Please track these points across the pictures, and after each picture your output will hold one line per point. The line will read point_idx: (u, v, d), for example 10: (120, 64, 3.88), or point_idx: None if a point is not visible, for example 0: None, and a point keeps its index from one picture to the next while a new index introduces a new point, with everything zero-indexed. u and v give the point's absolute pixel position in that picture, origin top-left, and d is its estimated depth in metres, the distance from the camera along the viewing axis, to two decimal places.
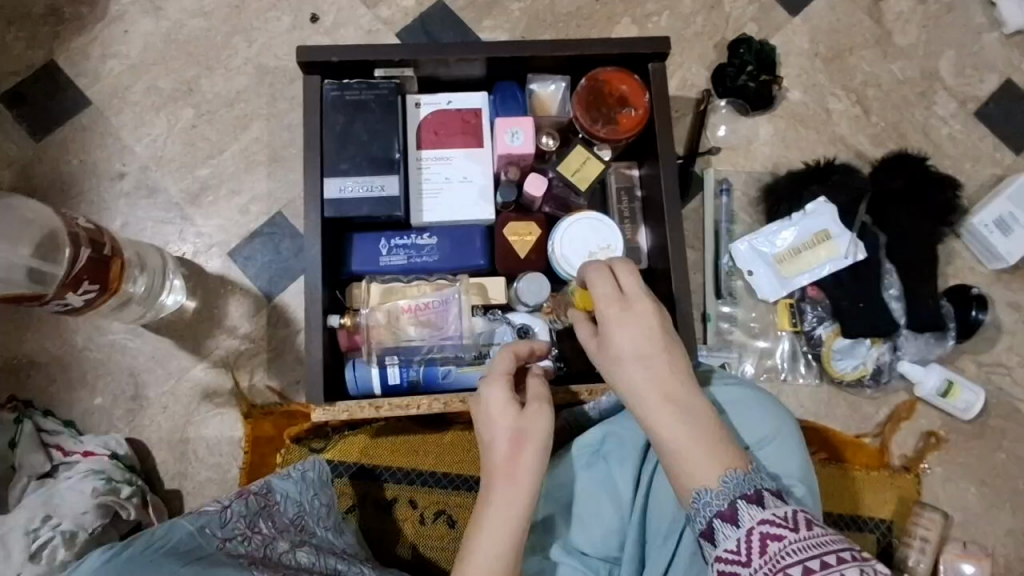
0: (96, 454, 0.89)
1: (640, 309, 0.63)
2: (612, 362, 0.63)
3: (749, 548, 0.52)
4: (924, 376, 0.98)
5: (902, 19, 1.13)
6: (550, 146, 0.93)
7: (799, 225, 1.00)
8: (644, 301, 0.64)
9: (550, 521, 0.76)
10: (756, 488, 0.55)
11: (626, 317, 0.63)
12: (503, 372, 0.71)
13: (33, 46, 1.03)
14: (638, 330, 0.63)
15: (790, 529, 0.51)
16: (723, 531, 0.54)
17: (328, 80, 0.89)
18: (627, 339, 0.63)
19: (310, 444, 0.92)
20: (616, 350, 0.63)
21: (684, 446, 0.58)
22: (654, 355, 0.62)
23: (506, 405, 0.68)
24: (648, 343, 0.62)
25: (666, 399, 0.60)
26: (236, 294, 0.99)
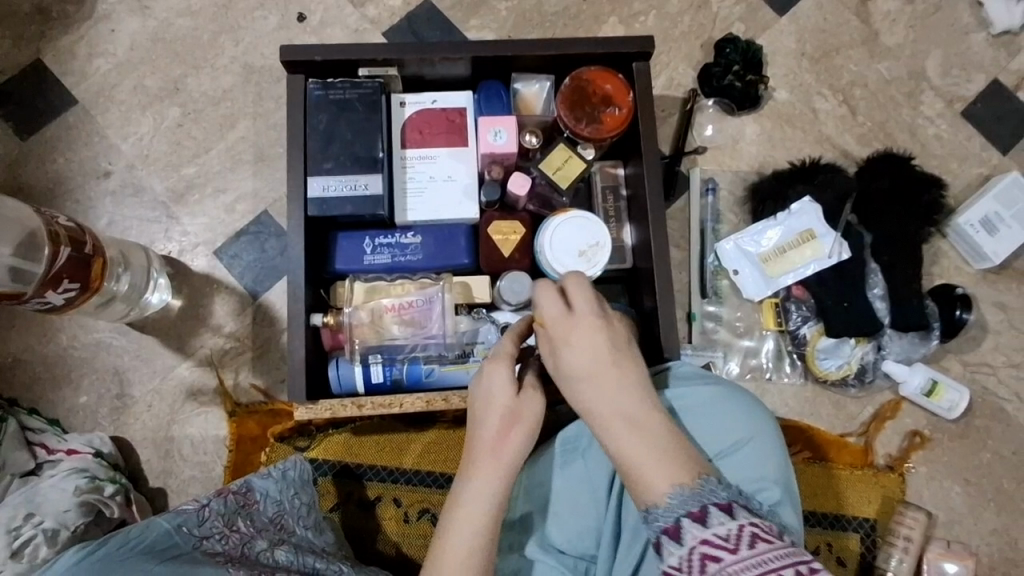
0: (80, 452, 0.89)
1: (586, 323, 0.65)
2: (567, 379, 0.65)
3: (688, 567, 0.51)
4: (908, 376, 0.98)
5: (889, 19, 1.13)
6: (533, 144, 0.92)
7: (784, 225, 0.99)
8: (589, 315, 0.66)
9: (528, 519, 0.77)
10: (702, 503, 0.53)
11: (573, 331, 0.65)
12: (506, 354, 0.71)
13: (19, 45, 1.03)
14: (587, 344, 0.64)
15: (728, 551, 0.50)
16: (667, 546, 0.53)
17: (312, 80, 0.89)
18: (579, 354, 0.64)
19: (294, 443, 0.93)
20: (569, 366, 0.64)
21: (638, 460, 0.58)
22: (605, 368, 0.63)
23: (505, 386, 0.69)
24: (597, 357, 0.64)
25: (616, 411, 0.61)
26: (221, 293, 0.99)
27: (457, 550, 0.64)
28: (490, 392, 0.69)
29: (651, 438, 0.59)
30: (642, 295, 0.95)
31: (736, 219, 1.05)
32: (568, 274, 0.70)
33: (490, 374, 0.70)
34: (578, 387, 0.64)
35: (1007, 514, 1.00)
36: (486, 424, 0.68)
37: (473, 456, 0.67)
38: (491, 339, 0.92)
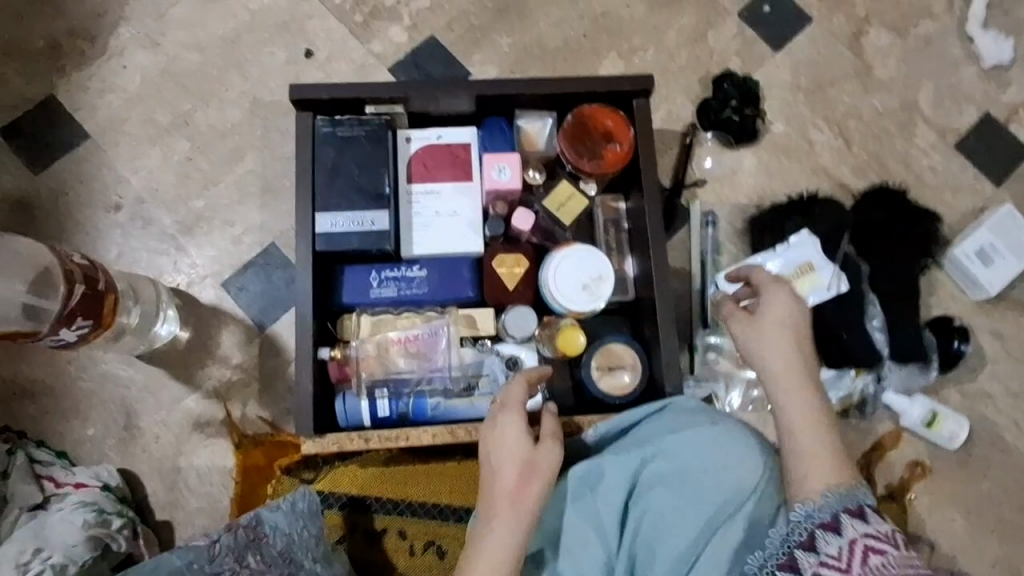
0: (87, 485, 0.89)
1: (769, 328, 0.79)
2: (774, 348, 0.79)
3: (849, 557, 0.66)
4: (909, 407, 1.00)
5: (883, 52, 1.16)
6: (536, 180, 0.97)
7: (783, 258, 0.99)
8: (784, 321, 0.80)
9: (540, 555, 0.78)
10: (833, 513, 0.70)
11: (762, 332, 0.80)
12: (517, 402, 0.78)
13: (33, 80, 1.05)
14: (790, 320, 0.80)
15: (890, 546, 0.65)
16: (826, 538, 0.69)
17: (319, 117, 0.91)
18: (786, 325, 0.80)
19: (300, 475, 0.93)
20: (777, 337, 0.79)
21: (815, 456, 0.73)
22: (794, 344, 0.79)
23: (521, 436, 0.75)
24: (784, 354, 0.78)
25: (806, 418, 0.75)
26: (229, 324, 1.00)
27: None
28: (505, 440, 0.75)
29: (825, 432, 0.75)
30: (644, 327, 0.97)
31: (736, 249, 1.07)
32: (766, 282, 0.84)
33: (502, 424, 0.76)
34: (781, 358, 0.78)
35: (1008, 543, 1.01)
36: (503, 473, 0.73)
37: (495, 501, 0.72)
38: (496, 371, 0.93)
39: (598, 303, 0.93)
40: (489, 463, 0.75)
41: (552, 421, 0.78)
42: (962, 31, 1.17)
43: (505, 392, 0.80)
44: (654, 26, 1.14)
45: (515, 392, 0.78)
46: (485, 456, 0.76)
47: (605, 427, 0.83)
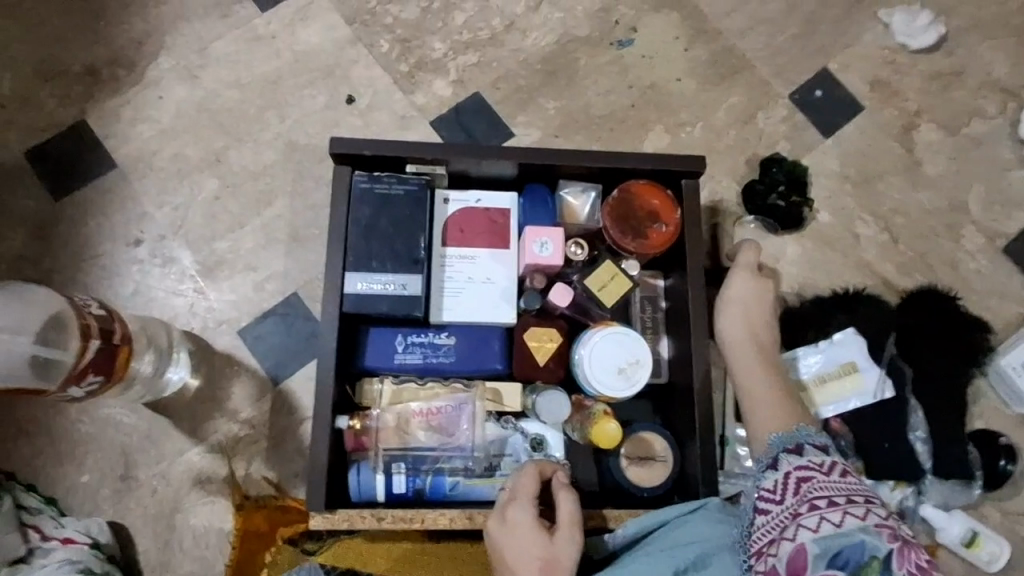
0: (75, 541, 0.83)
1: (732, 302, 0.92)
2: (737, 317, 0.91)
3: (784, 487, 0.70)
4: (947, 524, 0.95)
5: (932, 149, 1.14)
6: (579, 255, 0.90)
7: (825, 354, 0.96)
8: (745, 296, 0.92)
9: None
10: (777, 452, 0.75)
11: (727, 308, 0.92)
12: (526, 492, 0.74)
13: (66, 104, 1.02)
14: (752, 295, 0.92)
15: (820, 472, 0.69)
16: (767, 475, 0.73)
17: (359, 172, 0.88)
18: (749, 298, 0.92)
19: (303, 544, 0.88)
20: (741, 308, 0.91)
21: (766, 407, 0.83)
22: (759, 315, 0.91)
23: (535, 530, 0.71)
24: (738, 326, 0.91)
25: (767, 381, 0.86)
26: (242, 375, 0.95)
27: None
28: (519, 531, 0.71)
29: (779, 389, 0.85)
30: (677, 418, 0.92)
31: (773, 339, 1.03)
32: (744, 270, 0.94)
33: (513, 515, 0.72)
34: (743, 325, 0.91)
35: None
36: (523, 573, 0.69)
37: None
38: (518, 450, 0.89)
39: (633, 390, 0.87)
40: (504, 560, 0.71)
41: (569, 504, 0.73)
42: (1012, 135, 1.16)
43: (516, 482, 0.76)
44: (703, 103, 1.13)
45: (525, 482, 0.75)
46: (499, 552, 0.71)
47: (636, 527, 0.78)
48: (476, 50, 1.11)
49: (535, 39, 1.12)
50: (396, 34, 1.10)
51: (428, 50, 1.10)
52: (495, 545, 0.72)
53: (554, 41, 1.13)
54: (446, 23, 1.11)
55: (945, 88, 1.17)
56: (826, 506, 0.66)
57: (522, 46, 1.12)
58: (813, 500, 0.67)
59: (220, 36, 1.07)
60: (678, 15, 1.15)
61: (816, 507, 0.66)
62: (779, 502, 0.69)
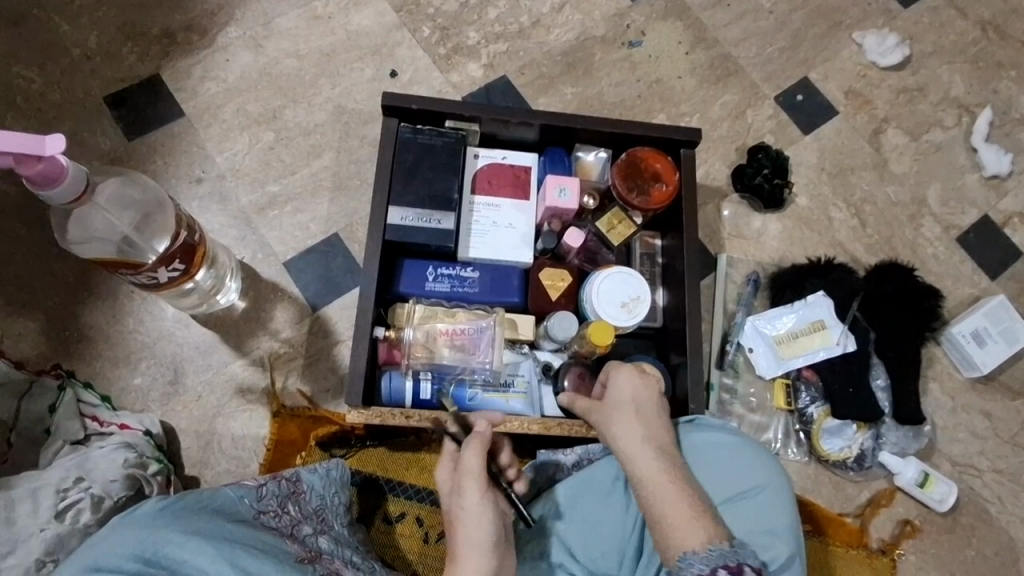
0: (131, 428, 0.95)
1: (615, 406, 0.83)
2: (616, 422, 0.81)
3: None
4: (902, 468, 1.09)
5: (898, 150, 1.31)
6: (590, 205, 1.05)
7: (799, 313, 1.12)
8: (620, 408, 0.82)
9: (544, 522, 0.86)
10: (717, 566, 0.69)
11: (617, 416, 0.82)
12: (474, 472, 0.73)
13: (144, 60, 1.16)
14: (636, 390, 0.83)
15: None
16: None
17: (404, 124, 1.01)
18: (636, 395, 0.83)
19: (332, 450, 0.98)
20: (618, 414, 0.82)
21: (627, 439, 0.80)
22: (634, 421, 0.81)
23: (479, 502, 0.72)
24: (629, 403, 0.83)
25: (637, 425, 0.81)
26: (285, 301, 1.07)
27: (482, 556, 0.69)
28: (481, 540, 0.70)
29: (637, 429, 0.80)
30: (670, 355, 1.04)
31: (757, 302, 1.16)
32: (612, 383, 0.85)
33: (461, 499, 0.73)
34: (624, 422, 0.81)
35: None
36: (473, 537, 0.70)
37: (461, 551, 0.70)
38: (530, 373, 1.01)
39: (632, 322, 0.99)
40: (503, 563, 0.71)
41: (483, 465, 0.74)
42: (967, 143, 1.33)
43: (464, 463, 0.74)
44: (701, 99, 1.29)
45: (443, 476, 0.77)
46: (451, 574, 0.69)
47: None
48: (506, 41, 1.27)
49: (557, 35, 1.29)
50: (436, 23, 1.26)
51: (464, 38, 1.26)
52: (454, 525, 0.73)
53: (574, 38, 1.29)
54: (480, 16, 1.28)
55: (910, 101, 1.35)
56: None
57: (546, 40, 1.28)
58: None
59: (283, 13, 1.22)
60: (681, 25, 1.32)
61: None
62: None
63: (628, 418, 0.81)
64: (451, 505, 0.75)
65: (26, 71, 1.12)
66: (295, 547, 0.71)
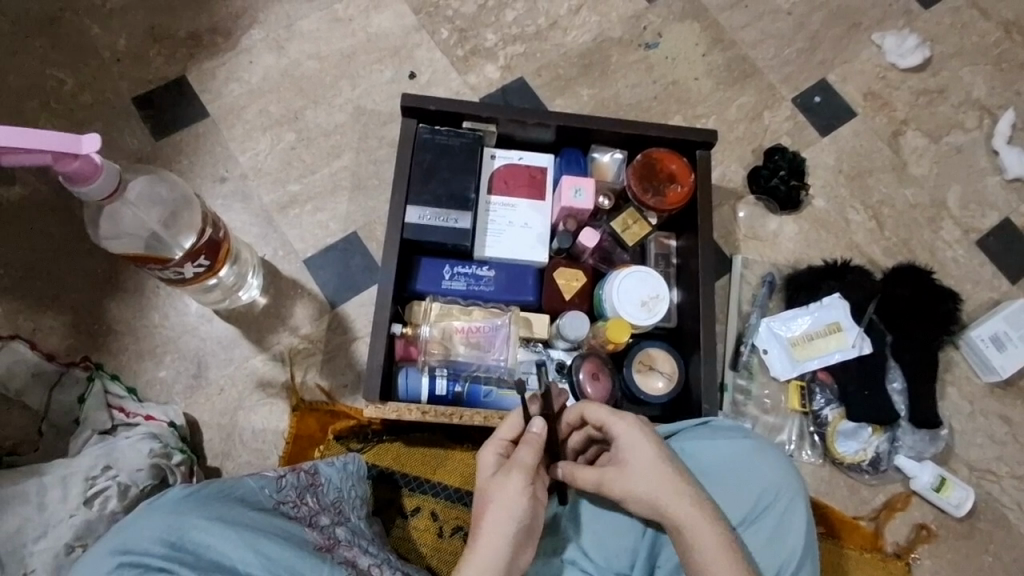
0: (156, 419, 0.97)
1: (634, 463, 0.77)
2: (639, 481, 0.76)
3: None
4: (918, 472, 1.08)
5: (917, 152, 1.30)
6: (605, 206, 1.05)
7: (814, 315, 1.11)
8: (638, 463, 0.77)
9: (556, 522, 0.87)
10: None
11: (635, 473, 0.76)
12: (523, 463, 0.75)
13: (171, 62, 1.19)
14: (652, 447, 0.77)
15: None
16: None
17: (423, 125, 1.03)
18: (650, 454, 0.77)
19: (350, 444, 1.00)
20: (638, 472, 0.76)
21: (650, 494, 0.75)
22: (656, 473, 0.76)
23: (518, 492, 0.73)
24: (647, 460, 0.76)
25: (658, 478, 0.76)
26: (306, 297, 1.09)
27: (500, 545, 0.71)
28: (508, 527, 0.72)
29: (662, 481, 0.75)
30: (685, 355, 1.04)
31: (772, 304, 1.16)
32: (624, 435, 0.78)
33: (503, 485, 0.74)
34: (647, 482, 0.76)
35: None
36: (498, 526, 0.72)
37: (482, 539, 0.71)
38: (544, 371, 1.02)
39: (652, 321, 1.00)
40: (519, 555, 0.72)
41: (533, 456, 0.76)
42: (988, 145, 1.31)
43: (518, 455, 0.76)
44: (718, 100, 1.29)
45: (488, 461, 0.79)
46: (469, 556, 0.71)
47: None
48: (523, 42, 1.28)
49: (574, 37, 1.30)
50: (454, 25, 1.27)
51: (482, 39, 1.28)
52: (482, 513, 0.74)
53: (590, 39, 1.30)
54: (498, 19, 1.29)
55: (931, 103, 1.33)
56: None
57: (563, 42, 1.29)
58: None
59: (306, 16, 1.24)
60: (698, 26, 1.33)
61: None
62: None
63: (649, 475, 0.76)
64: (489, 483, 0.76)
65: (59, 72, 1.16)
66: (312, 537, 0.72)
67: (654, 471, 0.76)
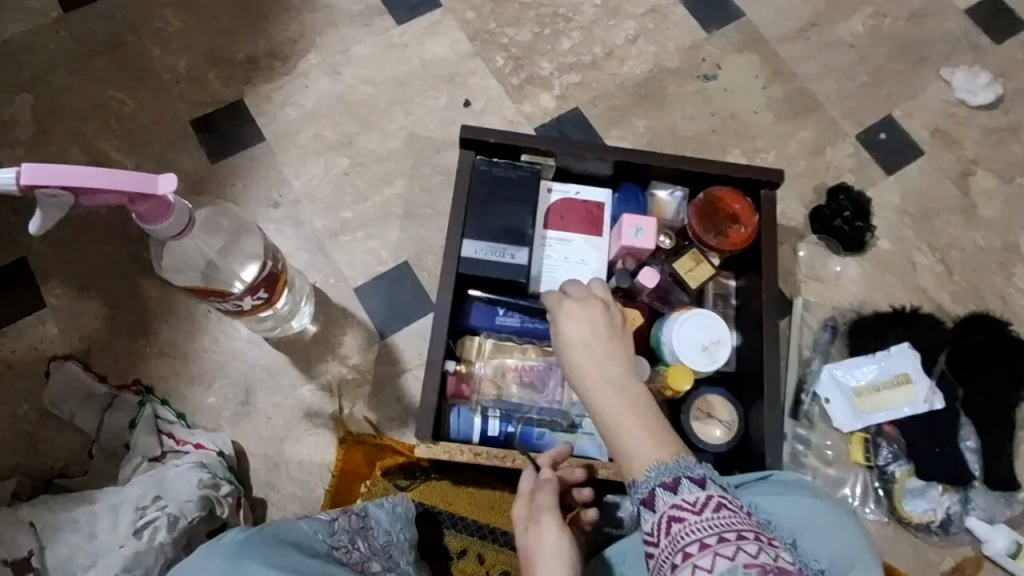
0: (205, 448, 0.96)
1: (583, 312, 0.75)
2: (571, 340, 0.74)
3: (659, 531, 0.61)
4: (992, 536, 1.03)
5: (987, 194, 1.25)
6: (665, 245, 1.02)
7: (881, 364, 1.08)
8: (582, 318, 0.75)
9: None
10: (652, 488, 0.63)
11: (574, 326, 0.75)
12: (546, 505, 0.76)
13: (228, 85, 1.19)
14: (593, 310, 0.76)
15: (693, 513, 0.60)
16: (663, 497, 0.62)
17: (480, 157, 1.01)
18: (597, 316, 0.75)
19: (396, 480, 0.98)
20: (574, 333, 0.74)
21: (590, 355, 0.72)
22: (606, 343, 0.73)
23: (556, 534, 0.72)
24: (592, 322, 0.74)
25: (602, 348, 0.73)
26: (355, 327, 1.08)
27: None
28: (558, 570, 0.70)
29: (605, 349, 0.73)
30: (746, 403, 1.00)
31: (834, 349, 1.12)
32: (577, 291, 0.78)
33: (539, 532, 0.73)
34: (580, 337, 0.74)
35: None
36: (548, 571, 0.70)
37: None
38: None
39: (712, 366, 0.96)
40: None
41: (553, 496, 0.77)
42: None
43: (539, 498, 0.77)
44: (778, 135, 1.26)
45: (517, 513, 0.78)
46: None
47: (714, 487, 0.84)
48: (579, 71, 1.27)
49: (631, 67, 1.28)
50: (510, 53, 1.26)
51: (537, 68, 1.26)
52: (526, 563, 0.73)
53: (647, 70, 1.28)
54: (554, 46, 1.27)
55: (1002, 142, 1.28)
56: (718, 545, 0.57)
57: (619, 71, 1.27)
58: (686, 546, 0.58)
59: (361, 41, 1.24)
60: (757, 58, 1.29)
61: (699, 544, 0.58)
62: (655, 546, 0.61)
63: (596, 332, 0.74)
64: (523, 536, 0.75)
65: (119, 94, 1.17)
66: None
67: (598, 331, 0.74)
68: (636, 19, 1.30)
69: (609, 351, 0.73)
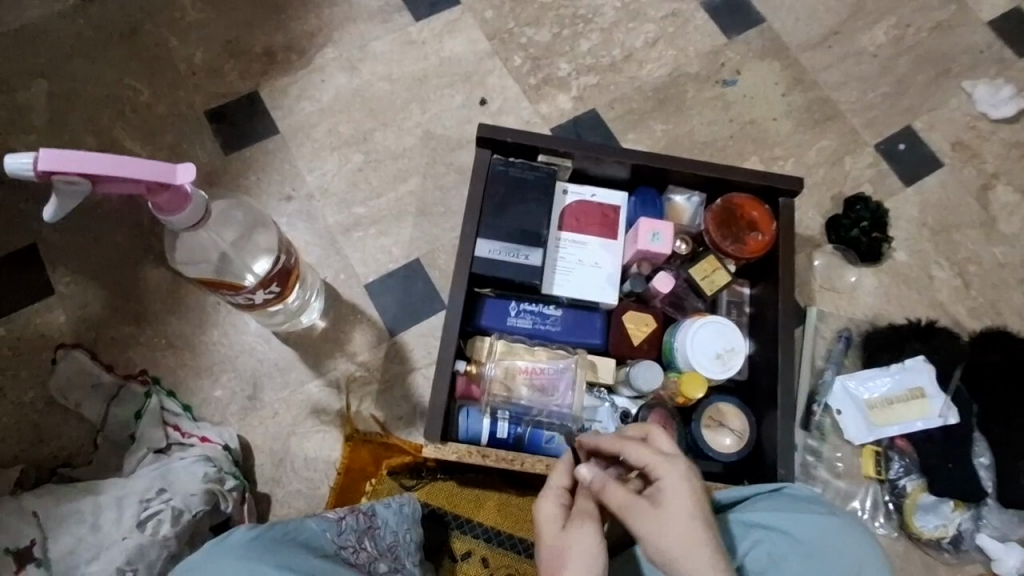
0: (210, 441, 0.95)
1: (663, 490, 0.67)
2: (667, 526, 0.65)
3: None
4: (1004, 555, 1.01)
5: (1008, 209, 1.23)
6: (682, 250, 1.01)
7: (895, 377, 1.06)
8: (663, 494, 0.66)
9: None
10: None
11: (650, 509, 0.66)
12: (585, 510, 0.70)
13: (245, 77, 1.19)
14: (677, 483, 0.67)
15: None
16: None
17: (496, 156, 1.00)
18: (683, 491, 0.66)
19: (402, 480, 0.97)
20: (674, 517, 0.65)
21: (673, 529, 0.64)
22: (691, 521, 0.65)
23: (592, 544, 0.67)
24: (678, 498, 0.66)
25: (686, 524, 0.65)
26: (365, 324, 1.07)
27: None
28: None
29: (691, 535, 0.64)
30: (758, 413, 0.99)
31: (848, 361, 1.10)
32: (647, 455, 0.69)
33: (575, 538, 0.68)
34: (664, 522, 0.65)
35: None
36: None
37: None
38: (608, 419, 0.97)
39: (726, 374, 0.95)
40: None
41: (594, 501, 0.71)
42: None
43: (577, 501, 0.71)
44: (796, 143, 1.24)
45: (546, 507, 0.72)
46: None
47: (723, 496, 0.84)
48: (597, 73, 1.26)
49: (649, 70, 1.27)
50: (528, 53, 1.25)
51: (555, 69, 1.25)
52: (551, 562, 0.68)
53: (665, 74, 1.26)
54: (572, 48, 1.26)
55: None
56: None
57: (638, 75, 1.26)
58: None
59: (379, 37, 1.23)
60: (778, 65, 1.28)
61: None
62: None
63: (676, 507, 0.65)
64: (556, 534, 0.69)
65: (135, 83, 1.17)
66: None
67: (682, 508, 0.65)
68: (656, 22, 1.29)
69: (695, 526, 0.65)
